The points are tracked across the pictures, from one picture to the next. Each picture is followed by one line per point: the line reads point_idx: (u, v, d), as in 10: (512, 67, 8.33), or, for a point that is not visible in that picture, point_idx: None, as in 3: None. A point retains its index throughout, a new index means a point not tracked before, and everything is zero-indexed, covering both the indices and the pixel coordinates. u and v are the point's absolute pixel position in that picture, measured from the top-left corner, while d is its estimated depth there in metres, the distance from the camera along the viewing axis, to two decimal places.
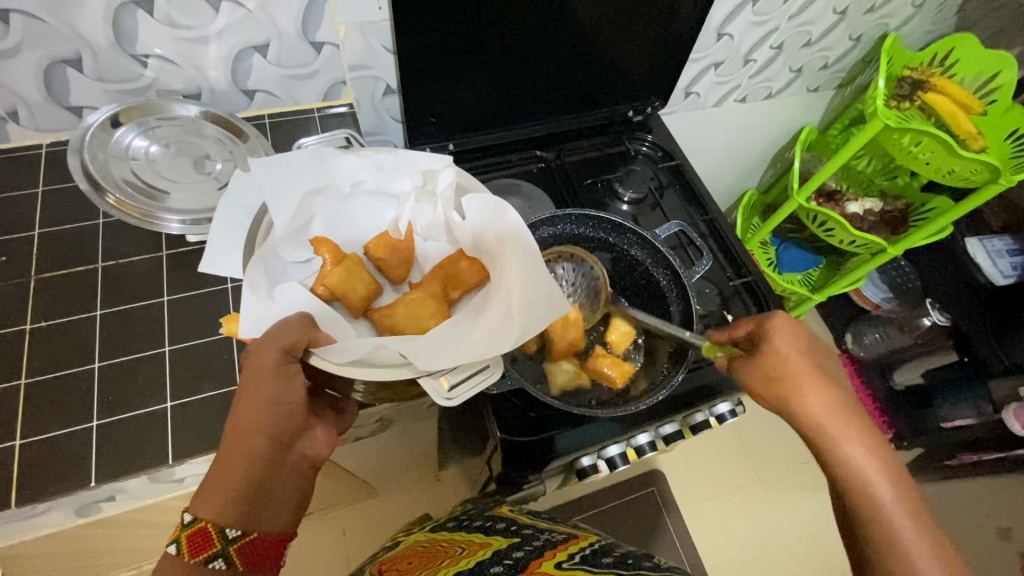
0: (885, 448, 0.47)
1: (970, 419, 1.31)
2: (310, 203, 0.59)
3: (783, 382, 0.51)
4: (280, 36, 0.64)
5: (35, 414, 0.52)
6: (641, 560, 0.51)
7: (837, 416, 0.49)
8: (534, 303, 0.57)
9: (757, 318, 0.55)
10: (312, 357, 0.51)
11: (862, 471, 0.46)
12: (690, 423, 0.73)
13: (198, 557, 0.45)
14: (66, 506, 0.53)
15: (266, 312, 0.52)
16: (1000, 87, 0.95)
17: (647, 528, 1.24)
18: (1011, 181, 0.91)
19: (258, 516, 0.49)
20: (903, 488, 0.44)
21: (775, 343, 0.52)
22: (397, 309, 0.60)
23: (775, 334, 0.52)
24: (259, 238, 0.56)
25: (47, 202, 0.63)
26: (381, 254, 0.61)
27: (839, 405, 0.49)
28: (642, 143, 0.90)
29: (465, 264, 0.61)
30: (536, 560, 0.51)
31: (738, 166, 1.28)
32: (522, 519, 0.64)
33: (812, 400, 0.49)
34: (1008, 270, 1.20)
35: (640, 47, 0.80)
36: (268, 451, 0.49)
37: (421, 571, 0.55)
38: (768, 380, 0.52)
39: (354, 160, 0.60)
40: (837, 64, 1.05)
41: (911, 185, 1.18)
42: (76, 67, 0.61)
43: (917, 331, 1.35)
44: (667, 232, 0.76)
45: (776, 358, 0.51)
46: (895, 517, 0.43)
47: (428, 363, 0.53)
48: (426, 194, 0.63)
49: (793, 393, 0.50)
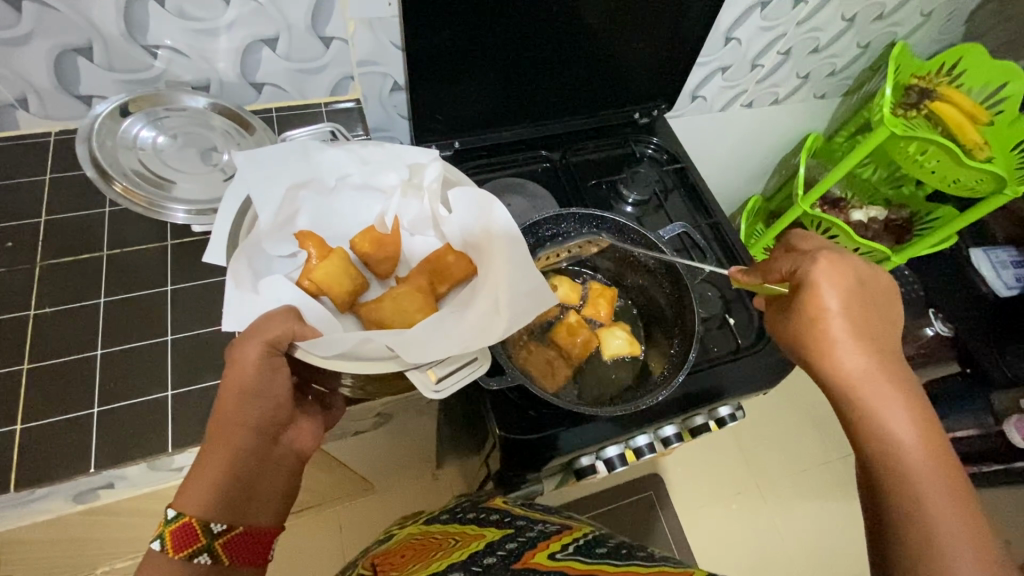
0: (919, 404, 0.46)
1: (972, 429, 1.31)
2: (296, 196, 0.60)
3: (824, 341, 0.48)
4: (290, 30, 0.64)
5: (38, 400, 0.53)
6: (634, 550, 0.51)
7: (877, 379, 0.47)
8: (521, 295, 0.58)
9: (795, 258, 0.50)
10: (298, 349, 0.51)
11: (892, 437, 0.45)
12: (690, 426, 0.73)
13: (182, 552, 0.45)
14: (66, 491, 0.53)
15: (249, 305, 0.53)
16: (1008, 98, 0.94)
17: (644, 532, 1.24)
18: (1015, 192, 0.93)
19: (244, 509, 0.49)
20: (932, 451, 0.44)
21: (823, 297, 0.48)
22: (383, 302, 0.60)
23: (824, 290, 0.47)
24: (243, 232, 0.58)
25: (54, 190, 0.64)
26: (367, 249, 0.62)
27: (882, 365, 0.47)
28: (647, 145, 0.90)
29: (452, 259, 0.62)
30: (529, 552, 0.51)
31: (742, 172, 1.28)
32: (516, 511, 0.64)
33: (855, 361, 0.47)
34: (1012, 282, 1.22)
35: (648, 49, 0.80)
36: (253, 445, 0.50)
37: (414, 562, 0.55)
38: (802, 336, 0.49)
39: (340, 153, 0.61)
40: (844, 72, 1.05)
41: (916, 195, 1.18)
42: (87, 56, 0.61)
43: (920, 341, 1.34)
44: (671, 233, 0.76)
45: (818, 315, 0.48)
46: (923, 485, 0.43)
47: (416, 356, 0.52)
48: (412, 188, 0.63)
49: (836, 354, 0.48)
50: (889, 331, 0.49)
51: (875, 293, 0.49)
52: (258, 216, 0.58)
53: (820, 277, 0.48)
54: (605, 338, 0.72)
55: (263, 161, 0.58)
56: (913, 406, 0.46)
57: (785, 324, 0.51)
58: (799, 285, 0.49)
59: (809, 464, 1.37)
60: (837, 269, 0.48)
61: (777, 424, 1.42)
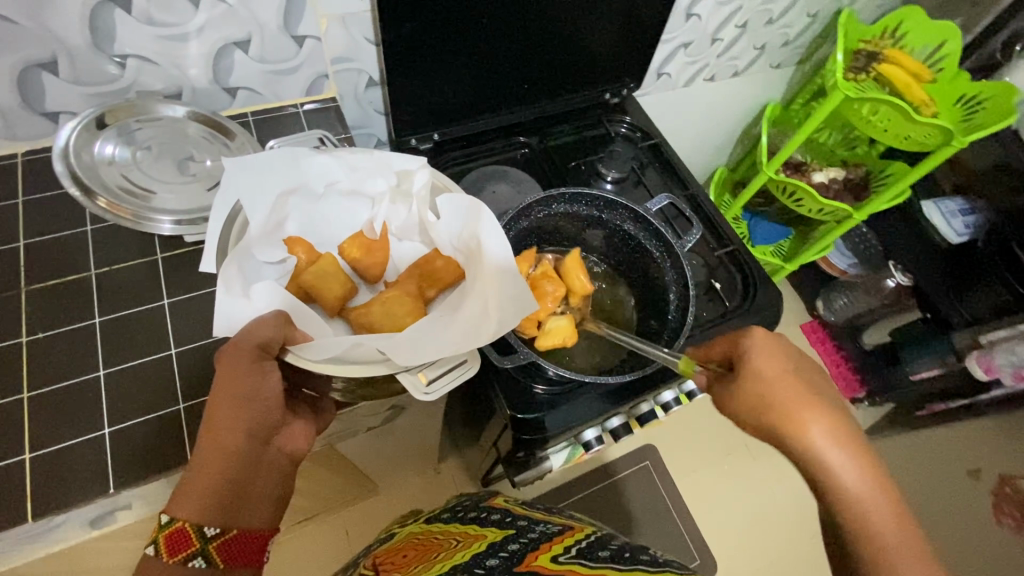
0: (874, 465, 0.45)
1: (935, 369, 1.36)
2: (285, 203, 0.60)
3: (781, 419, 0.47)
4: (262, 30, 0.63)
5: (42, 428, 0.51)
6: (638, 554, 0.50)
7: (835, 445, 0.46)
8: (511, 300, 0.58)
9: (732, 336, 0.51)
10: (288, 353, 0.53)
11: (856, 500, 0.44)
12: (685, 390, 0.77)
13: (176, 557, 0.46)
14: (82, 518, 0.52)
15: (238, 310, 0.53)
16: (947, 56, 1.01)
17: (643, 500, 1.29)
18: (962, 143, 0.97)
19: (236, 512, 0.50)
20: (896, 512, 0.44)
21: (759, 368, 0.48)
22: (373, 307, 0.60)
23: (756, 359, 0.48)
24: (234, 237, 0.57)
25: (28, 212, 0.60)
26: (357, 254, 0.62)
27: (837, 431, 0.46)
28: (621, 125, 0.93)
29: (441, 263, 0.62)
30: (530, 554, 0.52)
31: (709, 143, 1.32)
32: (515, 510, 0.66)
33: (810, 434, 0.46)
34: (962, 229, 1.25)
35: (614, 31, 0.82)
36: (244, 447, 0.50)
37: (415, 564, 0.56)
38: (753, 401, 0.48)
39: (328, 160, 0.61)
40: (797, 40, 1.10)
41: (871, 153, 1.25)
42: (52, 70, 0.58)
43: (882, 292, 1.42)
44: (658, 205, 0.77)
45: (764, 387, 0.48)
46: (891, 550, 0.42)
47: (406, 359, 0.53)
48: (401, 194, 0.64)
49: (789, 426, 0.47)
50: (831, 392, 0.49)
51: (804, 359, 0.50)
52: (247, 222, 0.58)
53: (750, 349, 0.49)
54: (545, 317, 0.68)
55: (251, 166, 0.57)
56: (867, 462, 0.45)
57: (727, 392, 0.50)
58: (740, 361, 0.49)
59: None
60: (767, 340, 0.49)
61: None
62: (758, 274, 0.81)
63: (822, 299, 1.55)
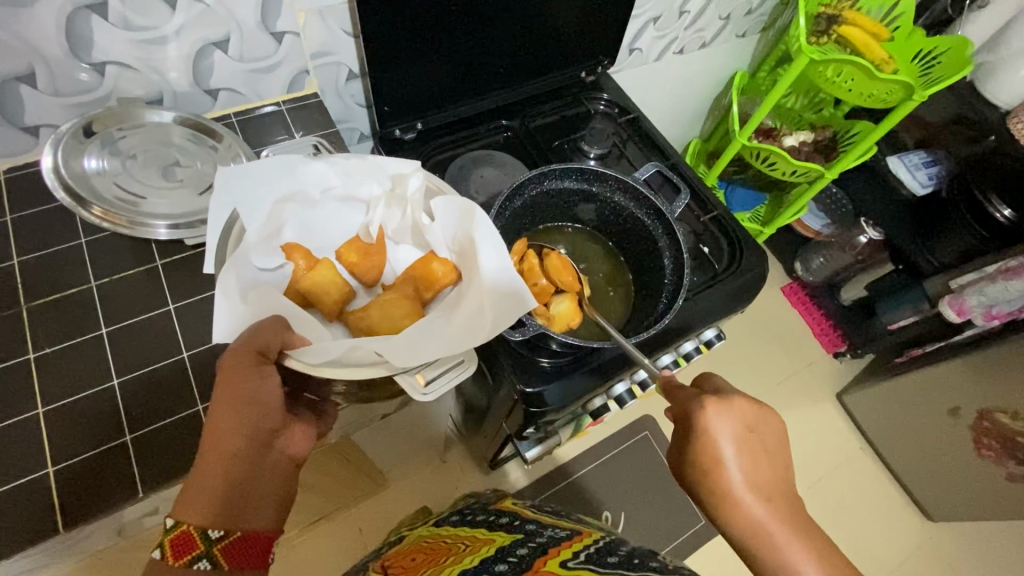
0: (823, 549, 0.46)
1: (912, 317, 1.38)
2: (282, 210, 0.60)
3: (728, 500, 0.48)
4: (240, 29, 0.63)
5: (61, 441, 0.50)
6: (647, 560, 0.49)
7: (783, 529, 0.46)
8: (501, 299, 0.58)
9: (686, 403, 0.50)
10: (287, 357, 0.53)
11: None
12: (683, 351, 0.80)
13: (180, 560, 0.46)
14: (112, 526, 0.52)
15: (236, 321, 0.53)
16: (903, 13, 1.06)
17: (645, 469, 1.33)
18: (923, 97, 1.01)
19: (240, 514, 0.50)
20: None
21: (716, 450, 0.48)
22: (371, 309, 0.60)
23: (709, 435, 0.48)
24: (230, 247, 0.57)
25: (18, 229, 0.60)
26: (355, 259, 0.64)
27: (784, 514, 0.47)
28: (599, 102, 0.95)
29: (437, 265, 0.62)
30: (540, 558, 0.51)
31: (682, 115, 1.35)
32: (522, 513, 0.67)
33: (758, 517, 0.47)
34: (926, 180, 1.32)
35: (587, 8, 0.83)
36: (244, 451, 0.50)
37: (425, 568, 0.56)
38: (703, 476, 0.49)
39: (322, 167, 0.61)
40: (760, 8, 1.13)
41: (836, 115, 1.29)
42: (30, 82, 0.57)
43: (856, 248, 1.48)
44: (646, 173, 0.81)
45: (715, 467, 0.48)
46: None
47: (405, 360, 0.53)
48: (396, 199, 0.64)
49: (737, 509, 0.47)
50: (783, 472, 0.50)
51: (764, 435, 0.50)
52: (244, 230, 0.58)
53: (704, 426, 0.48)
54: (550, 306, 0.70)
55: (244, 175, 0.57)
56: (816, 544, 0.46)
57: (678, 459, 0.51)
58: (693, 432, 0.49)
59: (781, 378, 1.55)
60: (721, 413, 0.48)
61: (744, 352, 1.57)
62: (743, 235, 0.84)
63: (800, 261, 1.61)
